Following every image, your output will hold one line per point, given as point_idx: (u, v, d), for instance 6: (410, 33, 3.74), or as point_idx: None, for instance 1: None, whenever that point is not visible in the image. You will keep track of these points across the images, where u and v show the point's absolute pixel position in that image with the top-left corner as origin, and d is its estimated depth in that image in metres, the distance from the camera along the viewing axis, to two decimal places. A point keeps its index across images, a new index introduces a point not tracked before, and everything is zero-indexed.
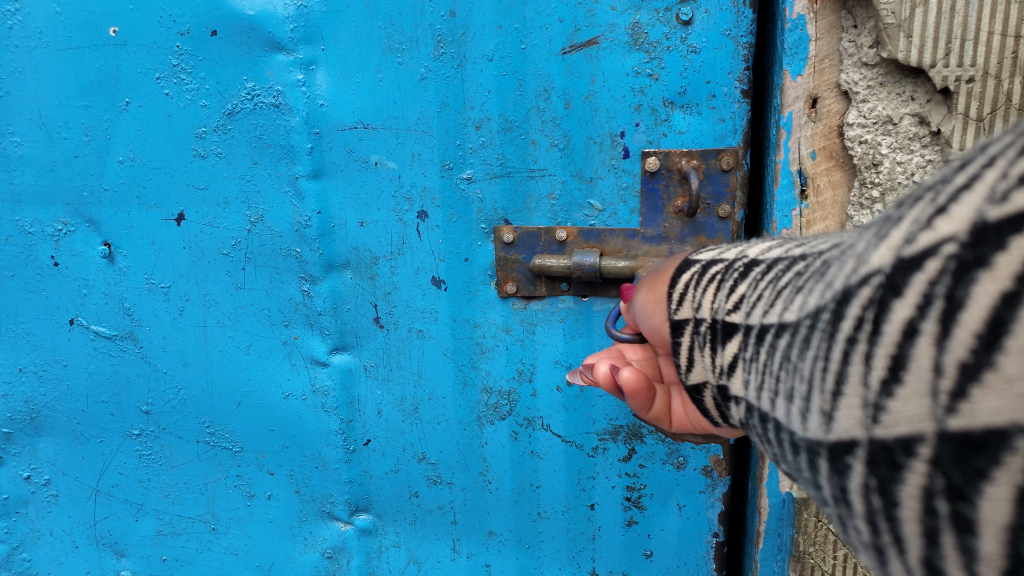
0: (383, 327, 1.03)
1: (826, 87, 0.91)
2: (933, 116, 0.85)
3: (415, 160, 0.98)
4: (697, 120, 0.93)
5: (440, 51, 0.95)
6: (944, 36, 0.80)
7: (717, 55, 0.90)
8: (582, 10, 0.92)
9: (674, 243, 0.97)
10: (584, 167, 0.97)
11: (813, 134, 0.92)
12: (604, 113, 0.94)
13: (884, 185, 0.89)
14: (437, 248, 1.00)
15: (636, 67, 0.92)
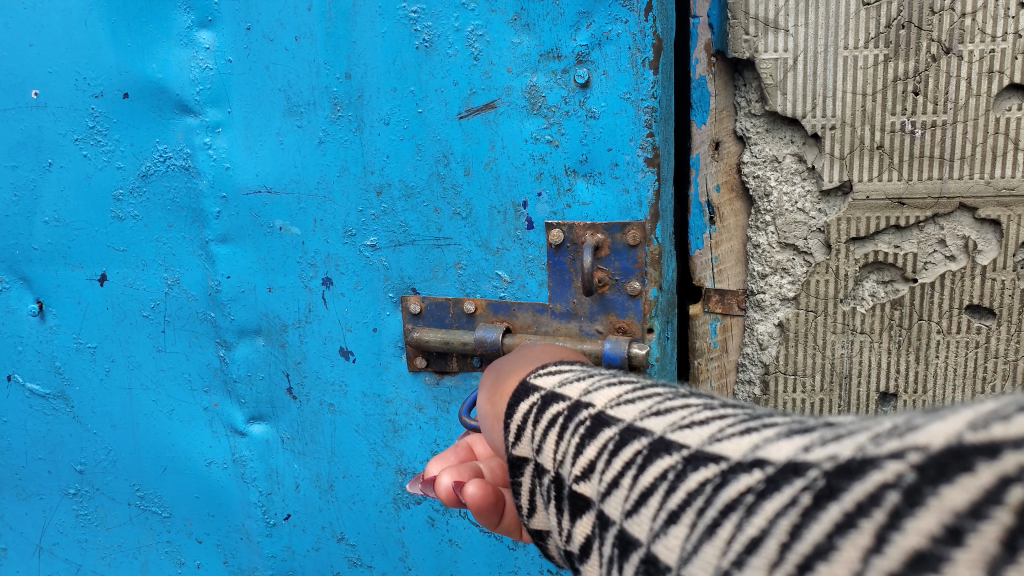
0: (296, 398, 1.01)
1: (725, 132, 0.93)
2: (808, 155, 0.91)
3: (317, 226, 0.93)
4: (601, 191, 0.81)
5: (336, 114, 0.88)
6: (810, 94, 0.88)
7: (616, 121, 0.79)
8: (477, 71, 0.82)
9: (583, 321, 0.84)
10: (490, 237, 0.87)
11: (717, 171, 0.94)
12: (506, 180, 0.84)
13: (774, 212, 0.93)
14: (344, 318, 0.96)
15: (535, 132, 0.82)
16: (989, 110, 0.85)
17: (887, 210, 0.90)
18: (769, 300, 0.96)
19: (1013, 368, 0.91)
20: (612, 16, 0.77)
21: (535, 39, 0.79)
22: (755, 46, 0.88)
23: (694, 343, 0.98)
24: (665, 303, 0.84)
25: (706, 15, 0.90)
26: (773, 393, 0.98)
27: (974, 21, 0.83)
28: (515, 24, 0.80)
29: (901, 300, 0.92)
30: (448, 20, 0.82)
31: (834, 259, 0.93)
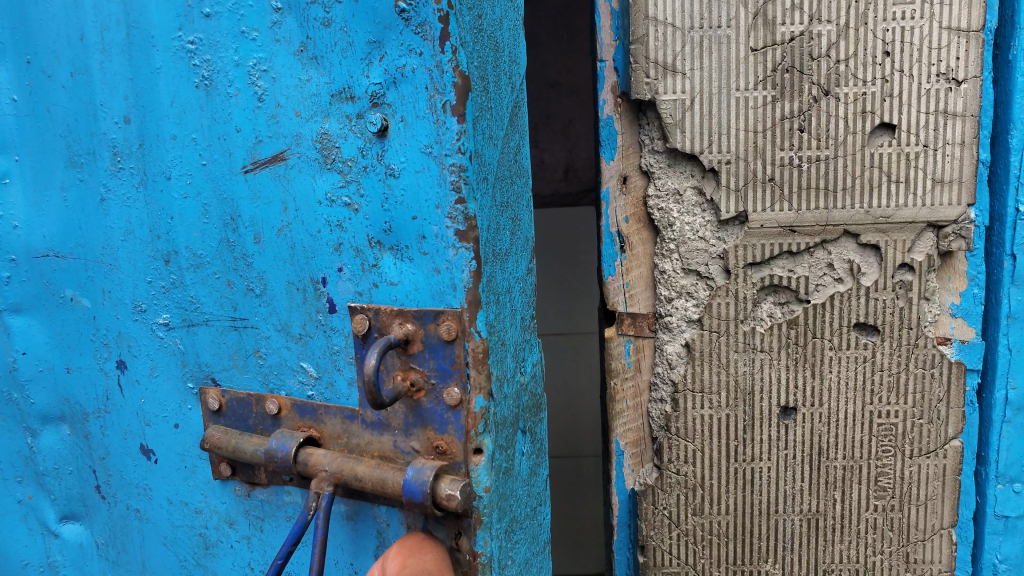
0: (104, 498, 0.78)
1: (632, 168, 1.01)
2: (707, 187, 0.98)
3: (105, 298, 0.72)
4: (411, 272, 0.56)
5: (117, 165, 0.67)
6: (708, 131, 0.95)
7: (420, 181, 0.54)
8: (263, 114, 0.59)
9: (398, 436, 0.58)
10: (291, 320, 0.62)
11: (625, 203, 1.01)
12: (302, 253, 0.60)
13: (677, 240, 1.00)
14: (141, 410, 0.73)
15: (331, 193, 0.58)
16: (864, 146, 0.94)
17: (779, 237, 0.97)
18: (676, 322, 1.02)
19: (897, 380, 1.00)
20: (404, 46, 0.52)
21: (323, 75, 0.55)
22: (655, 87, 0.95)
23: (609, 364, 1.05)
24: (505, 413, 0.58)
25: (612, 59, 0.98)
26: (682, 410, 1.03)
27: (848, 66, 0.92)
28: (302, 57, 0.56)
29: (796, 319, 0.99)
30: (228, 53, 0.59)
31: (734, 283, 0.99)
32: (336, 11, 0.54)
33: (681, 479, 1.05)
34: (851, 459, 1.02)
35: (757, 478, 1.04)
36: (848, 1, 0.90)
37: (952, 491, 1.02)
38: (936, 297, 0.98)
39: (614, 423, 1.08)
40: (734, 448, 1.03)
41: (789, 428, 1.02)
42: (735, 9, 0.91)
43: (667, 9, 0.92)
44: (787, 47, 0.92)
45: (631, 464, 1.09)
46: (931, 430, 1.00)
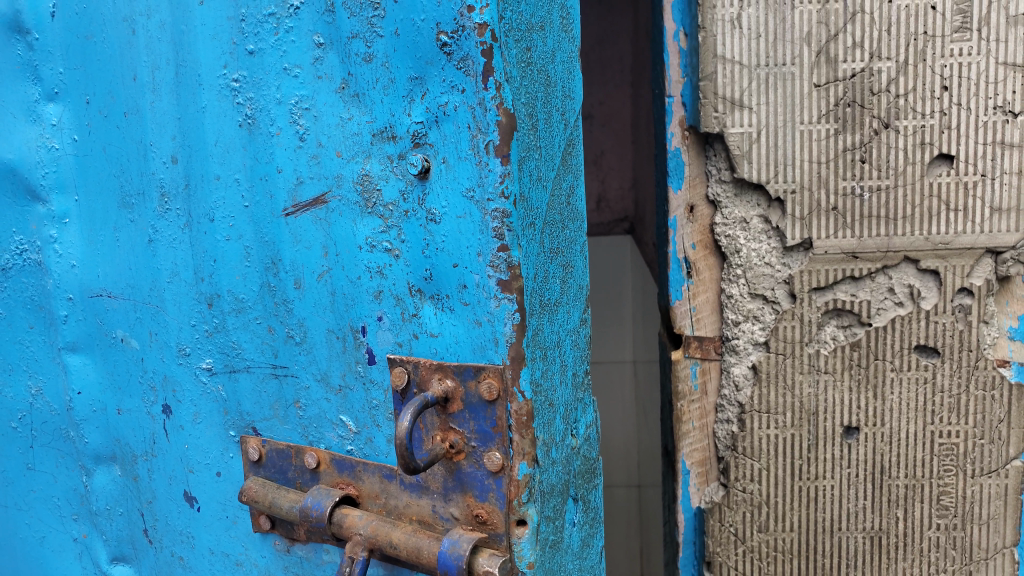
0: (152, 541, 0.90)
1: (699, 197, 1.06)
2: (773, 216, 1.03)
3: (153, 339, 0.83)
4: (450, 319, 0.62)
5: (165, 206, 0.77)
6: (774, 163, 1.00)
7: (461, 227, 0.60)
8: (305, 156, 0.67)
9: (436, 498, 0.65)
10: (330, 370, 0.70)
11: (693, 231, 1.07)
12: (342, 298, 0.68)
13: (743, 266, 1.05)
14: (186, 456, 0.84)
15: (371, 237, 0.65)
16: (924, 175, 0.98)
17: (843, 263, 1.02)
18: (743, 345, 1.07)
19: (958, 401, 1.03)
20: (445, 82, 0.58)
21: (366, 113, 0.62)
22: (723, 121, 1.00)
23: (677, 386, 1.10)
24: (551, 482, 0.64)
25: (680, 95, 1.04)
26: (748, 430, 1.07)
27: (907, 100, 0.97)
28: (343, 94, 0.63)
29: (859, 342, 1.03)
30: (269, 90, 0.67)
31: (799, 307, 1.04)
32: (377, 46, 0.60)
33: (747, 497, 1.09)
34: (913, 478, 1.05)
35: (821, 496, 1.07)
36: (908, 39, 0.95)
37: (1014, 509, 1.05)
38: (994, 321, 1.01)
39: (680, 443, 1.12)
40: (798, 466, 1.07)
41: (852, 448, 1.05)
42: (799, 48, 0.97)
43: (734, 47, 0.98)
44: (848, 83, 0.97)
45: (697, 483, 1.13)
46: (993, 450, 1.03)
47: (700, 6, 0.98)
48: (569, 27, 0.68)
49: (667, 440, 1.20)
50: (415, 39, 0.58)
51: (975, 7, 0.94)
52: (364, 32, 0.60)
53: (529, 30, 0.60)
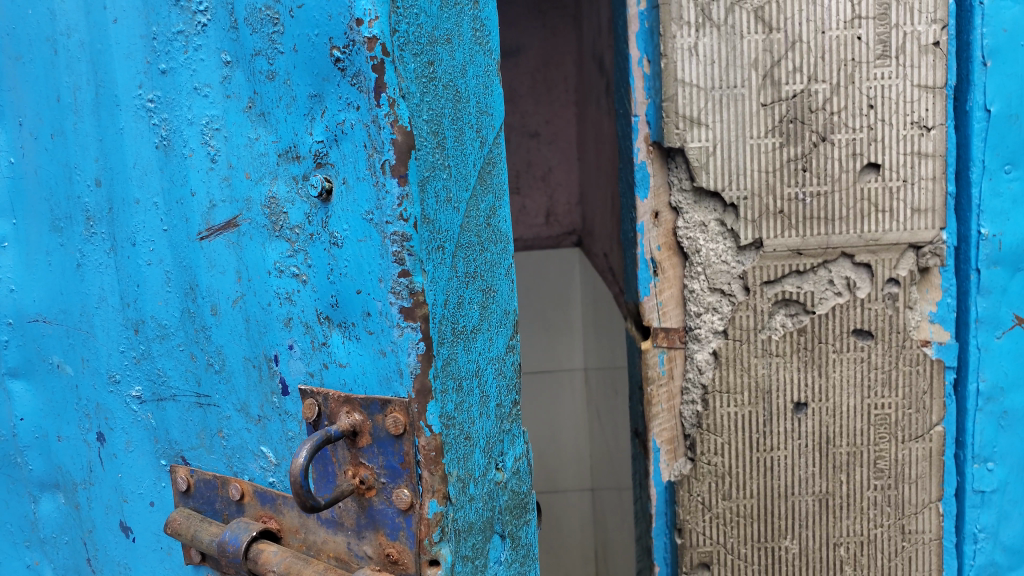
0: (94, 568, 0.97)
1: (663, 204, 1.19)
2: (728, 219, 1.16)
3: (85, 366, 0.91)
4: (356, 348, 0.69)
5: (91, 230, 0.85)
6: (728, 173, 1.14)
7: (362, 250, 0.66)
8: (217, 179, 0.74)
9: (352, 532, 0.72)
10: (250, 401, 0.79)
11: (658, 233, 1.20)
12: (257, 324, 0.75)
13: (703, 264, 1.19)
14: (120, 485, 0.92)
15: (279, 262, 0.72)
16: (856, 182, 1.13)
17: (789, 259, 1.16)
18: (704, 333, 1.20)
19: (889, 376, 1.18)
20: (342, 99, 0.64)
21: (271, 132, 0.69)
22: (683, 137, 1.13)
23: (647, 372, 1.23)
24: (468, 520, 0.72)
25: (644, 115, 1.18)
26: (712, 409, 1.21)
27: (840, 117, 1.12)
28: (251, 114, 0.70)
29: (804, 327, 1.18)
30: (183, 112, 0.75)
31: (753, 298, 1.17)
32: (278, 64, 0.67)
33: (712, 469, 1.23)
34: (854, 445, 1.20)
35: (776, 465, 1.21)
36: (839, 65, 1.10)
37: (938, 469, 1.21)
38: (917, 306, 1.17)
39: (651, 424, 1.25)
40: (756, 439, 1.21)
41: (801, 421, 1.20)
42: (748, 72, 1.11)
43: (692, 72, 1.12)
44: (790, 102, 1.11)
45: (667, 458, 1.26)
46: (919, 418, 1.19)
47: (662, 36, 1.12)
48: (484, 41, 0.75)
49: (638, 423, 1.33)
50: (312, 55, 0.65)
51: (894, 37, 1.10)
52: (266, 48, 0.68)
53: (432, 44, 0.67)
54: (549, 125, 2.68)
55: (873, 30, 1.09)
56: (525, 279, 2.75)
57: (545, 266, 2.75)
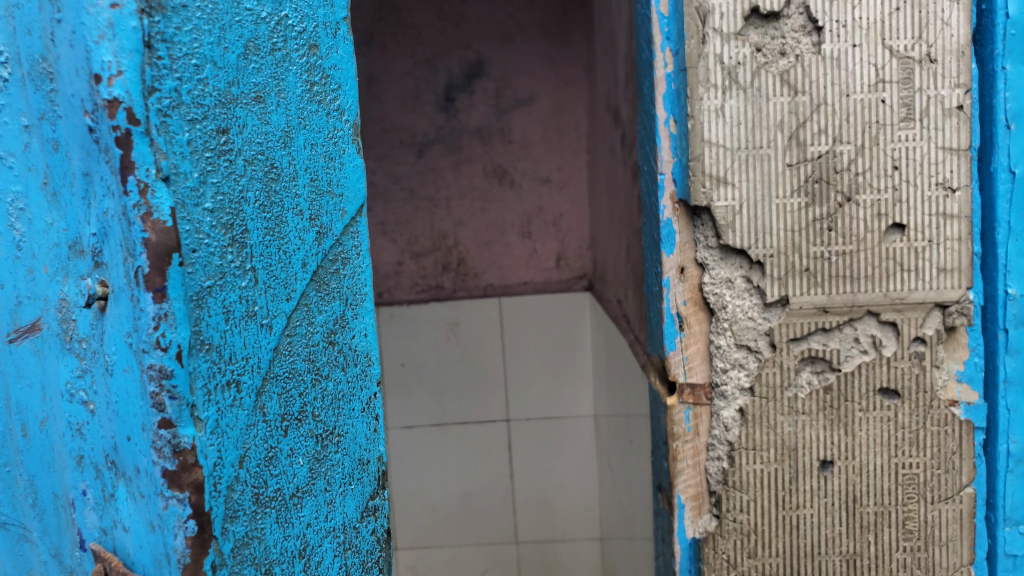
0: None
1: (689, 260, 1.20)
2: (754, 276, 1.18)
3: None
4: (134, 511, 0.80)
5: None
6: (755, 231, 1.15)
7: (127, 382, 0.76)
8: (22, 271, 0.82)
9: None
10: (61, 543, 0.88)
11: (684, 289, 1.21)
12: (78, 443, 0.84)
13: (730, 320, 1.19)
14: None
15: (70, 380, 0.82)
16: (881, 241, 1.14)
17: (815, 316, 1.16)
18: (731, 390, 1.21)
19: (917, 436, 1.18)
20: (104, 186, 0.72)
21: (62, 217, 0.78)
22: (710, 195, 1.15)
23: (673, 428, 1.22)
24: None
25: (670, 172, 1.20)
26: (738, 466, 1.21)
27: (865, 178, 1.13)
28: (46, 190, 0.79)
29: (830, 385, 1.18)
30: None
31: (779, 355, 1.18)
32: (59, 129, 0.75)
33: (738, 526, 1.21)
34: (882, 505, 1.19)
35: (802, 523, 1.20)
36: (864, 126, 1.12)
37: (969, 532, 1.19)
38: (944, 365, 1.17)
39: (676, 480, 1.24)
40: (782, 498, 1.20)
41: (828, 479, 1.19)
42: (774, 133, 1.13)
43: (718, 133, 1.14)
44: (815, 163, 1.13)
45: (692, 515, 1.24)
46: (948, 479, 1.18)
47: (689, 98, 1.14)
48: (280, 73, 0.83)
49: (662, 479, 1.31)
50: (81, 137, 0.72)
51: (917, 101, 1.12)
52: (48, 109, 0.75)
53: (229, 111, 0.77)
54: (561, 172, 3.18)
55: (897, 93, 1.12)
56: (536, 322, 3.27)
57: (553, 313, 3.26)
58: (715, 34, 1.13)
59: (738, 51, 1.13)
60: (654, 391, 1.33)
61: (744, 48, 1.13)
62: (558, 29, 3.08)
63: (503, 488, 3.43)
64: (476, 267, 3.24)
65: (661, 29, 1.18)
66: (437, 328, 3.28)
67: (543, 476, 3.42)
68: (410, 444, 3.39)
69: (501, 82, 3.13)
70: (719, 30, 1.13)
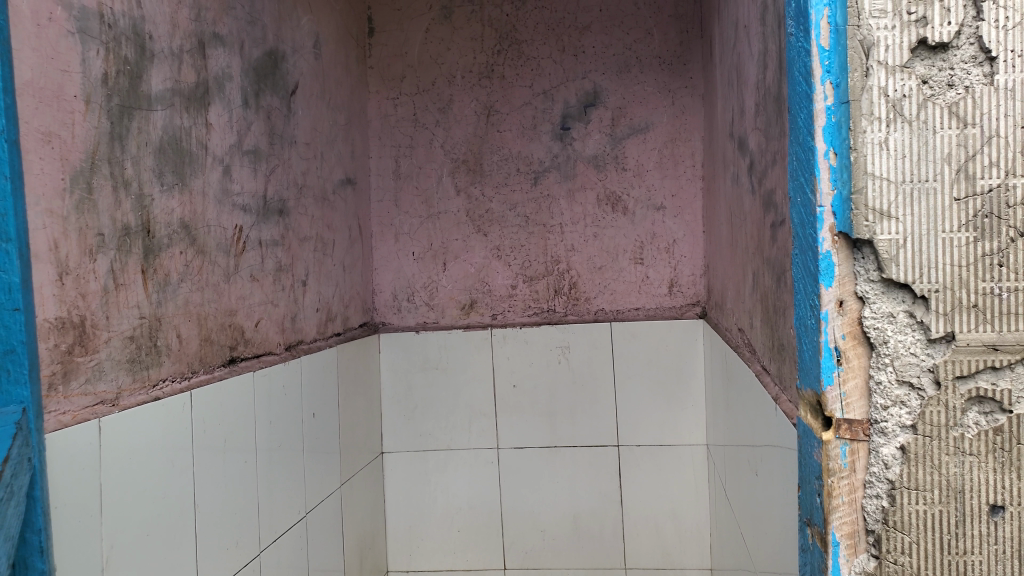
0: None
1: (848, 293, 1.18)
2: (918, 310, 1.14)
3: None
4: None
5: None
6: (921, 266, 1.12)
7: None
8: None
9: None
10: None
11: (843, 322, 1.18)
12: None
13: (891, 355, 1.16)
14: None
15: None
16: None
17: (984, 354, 1.11)
18: (891, 427, 1.17)
19: None
20: None
21: None
22: (873, 229, 1.14)
23: (828, 464, 1.19)
24: None
25: (830, 205, 1.17)
26: (899, 505, 1.16)
27: None
28: None
29: (1001, 427, 1.12)
30: None
31: (943, 393, 1.13)
32: None
33: (899, 569, 1.17)
34: None
35: (971, 571, 1.14)
36: None
37: None
38: None
39: (830, 516, 1.20)
40: (947, 541, 1.15)
41: (998, 525, 1.13)
42: (940, 166, 1.10)
43: (882, 165, 1.12)
44: (985, 197, 1.09)
45: (847, 554, 1.20)
46: None
47: (852, 131, 1.14)
48: None
49: (814, 515, 1.27)
50: None
51: None
52: None
53: None
54: (675, 199, 3.40)
55: None
56: (646, 349, 3.37)
57: (665, 339, 3.35)
58: (879, 67, 1.12)
59: (903, 83, 1.11)
60: (806, 425, 1.30)
61: (909, 80, 1.11)
62: (677, 62, 3.37)
63: (613, 513, 3.43)
64: (587, 292, 3.47)
65: (822, 61, 1.15)
66: (549, 352, 3.43)
67: (655, 504, 3.39)
68: (520, 464, 3.49)
69: (618, 112, 3.42)
70: (884, 63, 1.12)
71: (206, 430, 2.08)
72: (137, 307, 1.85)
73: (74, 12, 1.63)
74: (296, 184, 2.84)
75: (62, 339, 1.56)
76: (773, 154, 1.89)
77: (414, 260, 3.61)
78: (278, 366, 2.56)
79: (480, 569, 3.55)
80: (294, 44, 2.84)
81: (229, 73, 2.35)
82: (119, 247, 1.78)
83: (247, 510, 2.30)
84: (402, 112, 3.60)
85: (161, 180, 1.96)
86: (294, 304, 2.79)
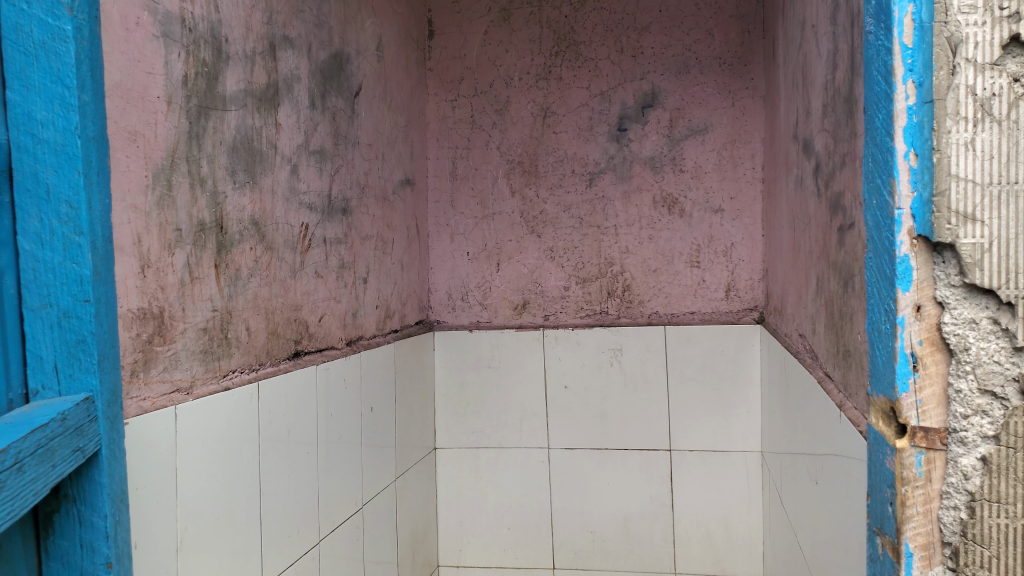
0: None
1: (927, 298, 1.16)
2: (1003, 317, 1.11)
3: None
4: None
5: None
6: (1008, 271, 1.10)
7: None
8: None
9: None
10: None
11: (920, 328, 1.17)
12: None
13: (973, 362, 1.14)
14: None
15: None
16: None
17: None
18: (971, 437, 1.15)
19: None
20: None
21: None
22: (955, 233, 1.12)
23: (902, 472, 1.18)
24: None
25: (909, 208, 1.17)
26: (978, 518, 1.14)
27: None
28: None
29: None
30: None
31: None
32: None
33: None
34: None
35: None
36: None
37: None
38: None
39: (903, 527, 1.19)
40: None
41: None
42: None
43: (967, 167, 1.11)
44: None
45: (921, 566, 1.18)
46: None
47: (936, 131, 1.12)
48: None
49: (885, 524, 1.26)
50: None
51: None
52: None
53: None
54: (733, 202, 3.37)
55: None
56: (703, 353, 3.34)
57: (722, 344, 3.32)
58: (967, 65, 1.10)
59: (994, 81, 1.09)
60: (877, 432, 1.29)
61: (1000, 78, 1.09)
62: (737, 63, 3.34)
63: (663, 517, 3.40)
64: (641, 294, 3.46)
65: (904, 60, 1.15)
66: (602, 354, 3.43)
67: (707, 510, 3.36)
68: (571, 464, 3.49)
69: (676, 113, 3.40)
70: (972, 60, 1.10)
71: (271, 419, 2.15)
72: (210, 300, 1.92)
73: (160, 16, 1.71)
74: (359, 184, 2.91)
75: (143, 329, 1.63)
76: (840, 157, 1.86)
77: (468, 260, 3.65)
78: (339, 360, 2.63)
79: (529, 568, 3.57)
80: (358, 47, 2.90)
81: (298, 75, 2.42)
82: (195, 241, 1.85)
83: (309, 500, 2.36)
84: (460, 113, 3.64)
85: (234, 178, 2.04)
86: (355, 301, 2.85)
